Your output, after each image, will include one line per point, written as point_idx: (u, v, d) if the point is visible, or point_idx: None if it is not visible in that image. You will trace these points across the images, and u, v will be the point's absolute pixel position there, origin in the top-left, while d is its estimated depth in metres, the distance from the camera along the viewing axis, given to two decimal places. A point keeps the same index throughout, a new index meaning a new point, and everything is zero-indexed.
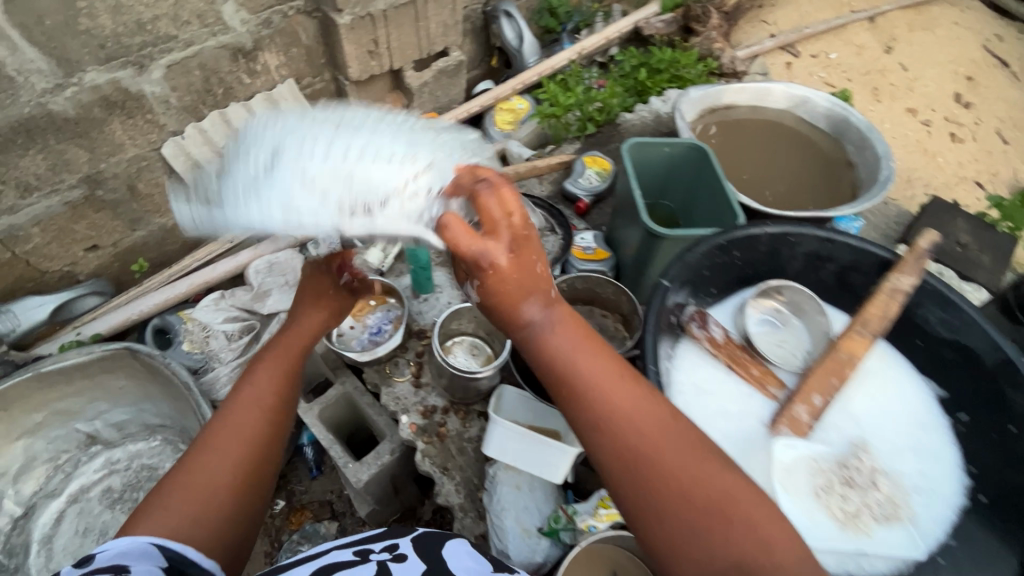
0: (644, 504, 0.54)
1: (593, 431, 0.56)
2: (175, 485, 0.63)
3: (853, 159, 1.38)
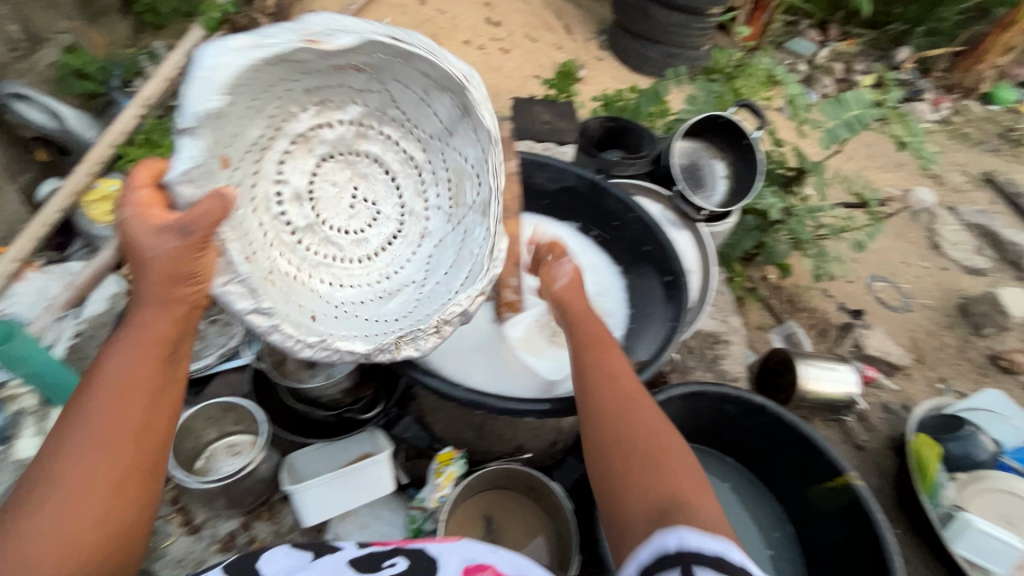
0: (605, 472, 0.73)
1: (598, 418, 0.78)
2: (72, 481, 0.60)
3: (745, 138, 1.33)
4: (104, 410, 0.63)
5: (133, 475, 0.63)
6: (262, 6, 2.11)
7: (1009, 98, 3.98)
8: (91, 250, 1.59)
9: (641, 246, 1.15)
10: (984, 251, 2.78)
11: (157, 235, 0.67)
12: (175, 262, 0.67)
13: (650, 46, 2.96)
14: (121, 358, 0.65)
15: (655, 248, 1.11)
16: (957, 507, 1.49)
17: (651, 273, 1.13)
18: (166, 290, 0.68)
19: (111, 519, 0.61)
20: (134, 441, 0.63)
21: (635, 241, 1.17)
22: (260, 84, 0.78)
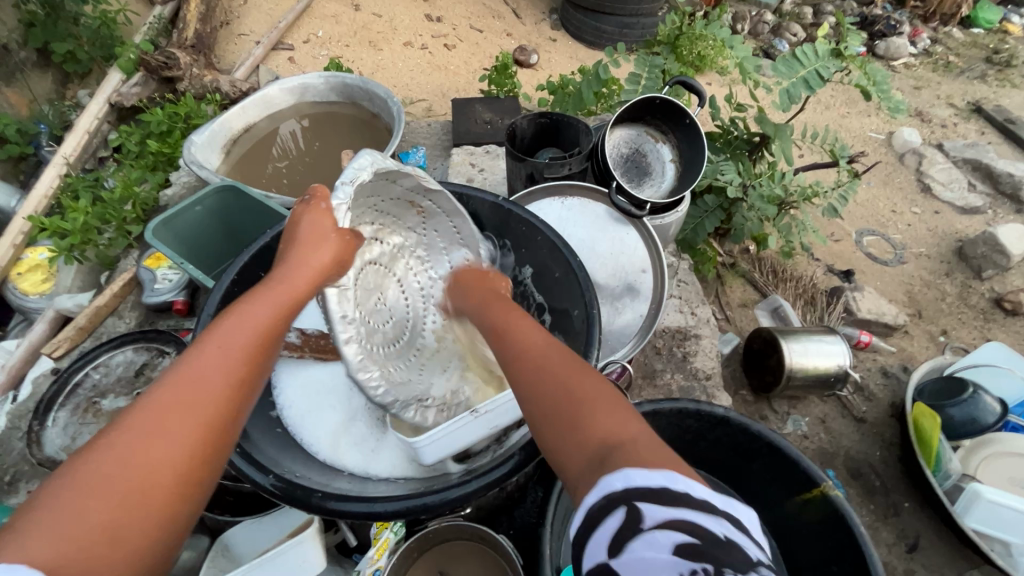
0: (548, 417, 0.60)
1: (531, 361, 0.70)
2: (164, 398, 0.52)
3: (686, 118, 1.21)
4: (229, 335, 0.59)
5: (233, 399, 0.55)
6: (181, 38, 2.02)
7: (991, 17, 3.78)
8: (29, 324, 1.51)
9: (545, 273, 0.95)
10: (978, 186, 2.65)
11: (327, 239, 0.75)
12: (326, 259, 0.74)
13: (603, 19, 2.81)
14: (266, 308, 0.64)
15: (564, 272, 0.91)
16: (965, 478, 1.39)
17: (558, 303, 0.93)
18: (310, 275, 0.71)
19: (202, 464, 0.51)
20: (245, 371, 0.57)
21: (539, 267, 0.97)
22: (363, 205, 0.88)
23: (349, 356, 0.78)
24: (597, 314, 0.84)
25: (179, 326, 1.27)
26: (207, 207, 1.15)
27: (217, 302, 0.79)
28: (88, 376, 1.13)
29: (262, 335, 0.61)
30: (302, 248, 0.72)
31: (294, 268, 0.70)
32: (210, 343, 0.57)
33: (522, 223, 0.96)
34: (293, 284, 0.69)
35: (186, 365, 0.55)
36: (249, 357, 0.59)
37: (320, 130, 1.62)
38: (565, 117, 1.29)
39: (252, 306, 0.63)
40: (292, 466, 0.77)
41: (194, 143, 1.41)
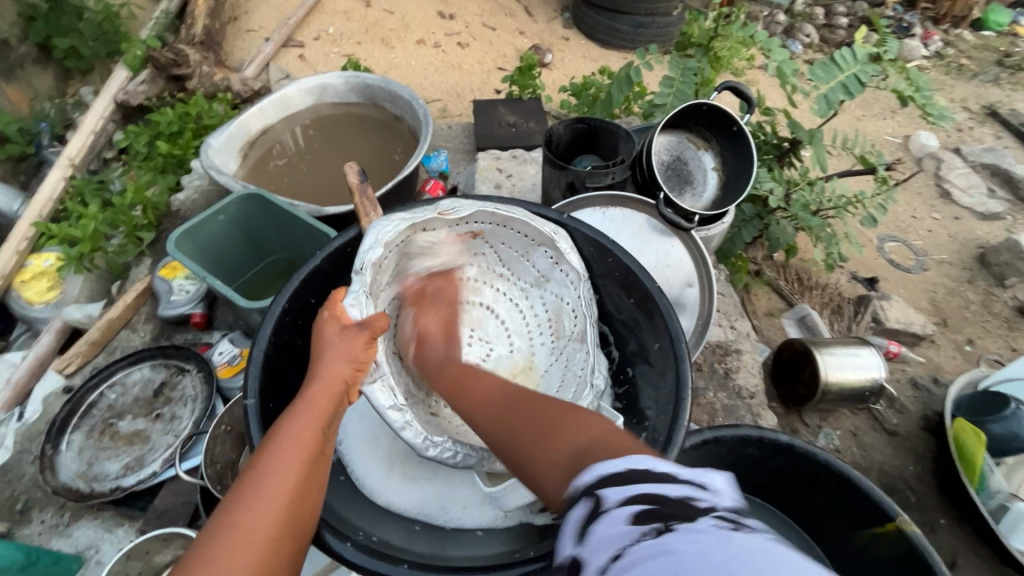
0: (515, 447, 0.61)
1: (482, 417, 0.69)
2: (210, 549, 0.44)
3: (734, 125, 1.16)
4: (271, 467, 0.50)
5: (286, 542, 0.48)
6: (190, 35, 1.94)
7: (1002, 20, 3.76)
8: (34, 335, 1.44)
9: (614, 298, 0.90)
10: (997, 192, 2.61)
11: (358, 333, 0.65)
12: (363, 356, 0.64)
13: (618, 18, 2.75)
14: (307, 427, 0.55)
15: (642, 299, 0.85)
16: (1012, 498, 1.36)
17: (636, 332, 0.88)
18: (348, 377, 0.62)
19: None
20: (295, 512, 0.49)
21: (607, 293, 0.91)
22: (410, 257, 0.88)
23: (410, 440, 0.71)
24: (687, 348, 0.79)
25: (196, 341, 1.20)
26: (229, 217, 1.07)
27: (270, 336, 0.72)
28: (103, 396, 1.06)
29: (308, 455, 0.53)
30: (336, 348, 0.62)
31: (327, 372, 0.61)
32: (254, 480, 0.49)
33: (590, 244, 0.90)
34: (329, 390, 0.59)
35: (231, 506, 0.47)
36: (297, 491, 0.50)
37: (339, 133, 1.56)
38: (603, 124, 1.23)
39: (290, 428, 0.54)
40: (359, 517, 0.72)
41: (211, 147, 1.35)
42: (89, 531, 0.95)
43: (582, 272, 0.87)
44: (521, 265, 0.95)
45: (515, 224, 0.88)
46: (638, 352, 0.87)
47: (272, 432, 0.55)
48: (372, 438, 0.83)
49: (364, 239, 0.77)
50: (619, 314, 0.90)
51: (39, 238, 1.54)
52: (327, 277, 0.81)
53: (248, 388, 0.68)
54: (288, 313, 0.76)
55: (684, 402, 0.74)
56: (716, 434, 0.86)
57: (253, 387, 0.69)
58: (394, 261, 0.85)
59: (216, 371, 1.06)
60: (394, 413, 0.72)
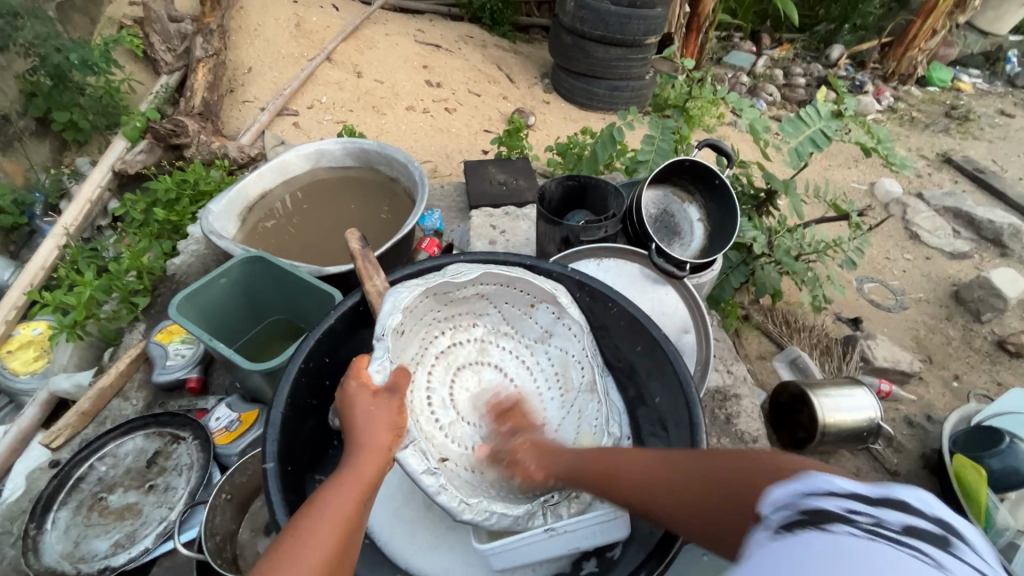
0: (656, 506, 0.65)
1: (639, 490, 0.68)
2: None
3: (717, 179, 1.24)
4: (311, 538, 0.50)
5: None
6: (189, 106, 2.02)
7: (944, 77, 4.09)
8: (17, 408, 1.39)
9: (622, 344, 0.93)
10: (962, 232, 2.76)
11: (383, 406, 0.66)
12: (396, 422, 0.66)
13: (594, 83, 2.94)
14: (346, 493, 0.56)
15: (648, 346, 0.88)
16: (1020, 534, 1.35)
17: (641, 380, 0.91)
18: (388, 443, 0.63)
19: None
20: None
21: (613, 343, 0.94)
22: (418, 315, 0.89)
23: (445, 504, 0.72)
24: (697, 395, 0.80)
25: (192, 406, 1.18)
26: (231, 279, 1.08)
27: (287, 397, 0.73)
28: (93, 469, 1.02)
29: (346, 527, 0.52)
30: (372, 416, 0.64)
31: (370, 442, 0.62)
32: (293, 548, 0.49)
33: (588, 292, 0.93)
34: (373, 459, 0.61)
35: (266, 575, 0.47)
36: (332, 565, 0.50)
37: (334, 194, 1.60)
38: (590, 179, 1.30)
39: (333, 493, 0.55)
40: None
41: (211, 214, 1.38)
42: None
43: (583, 325, 0.92)
44: (505, 306, 0.98)
45: (516, 283, 0.92)
46: (653, 400, 0.88)
47: (314, 495, 0.55)
48: (391, 493, 0.84)
49: (380, 307, 0.80)
50: (618, 362, 0.94)
51: (29, 307, 1.52)
52: (341, 334, 0.82)
53: (267, 452, 0.68)
54: (304, 373, 0.76)
55: (699, 452, 0.74)
56: None
57: (272, 450, 0.68)
58: (406, 323, 0.85)
59: (211, 439, 1.03)
60: (428, 479, 0.72)
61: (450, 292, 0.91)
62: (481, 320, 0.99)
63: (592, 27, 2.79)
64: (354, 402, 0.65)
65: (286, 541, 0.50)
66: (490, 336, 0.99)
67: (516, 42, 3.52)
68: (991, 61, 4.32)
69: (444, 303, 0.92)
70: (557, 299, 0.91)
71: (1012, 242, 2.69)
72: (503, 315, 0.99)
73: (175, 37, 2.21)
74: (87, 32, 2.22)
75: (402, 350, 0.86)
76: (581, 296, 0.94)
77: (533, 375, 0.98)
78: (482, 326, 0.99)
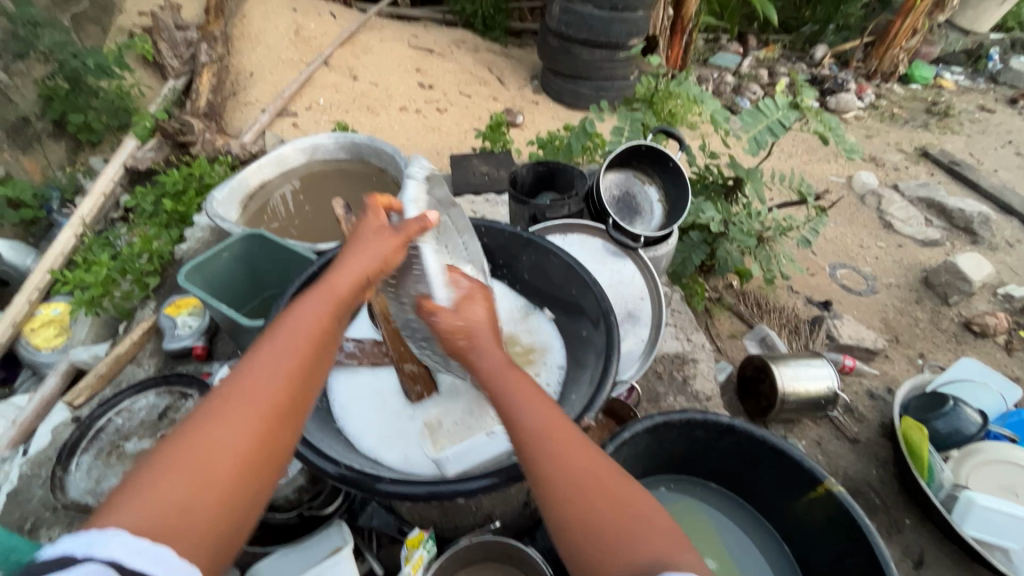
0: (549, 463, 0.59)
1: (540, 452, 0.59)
2: (232, 398, 0.54)
3: (672, 162, 1.37)
4: (287, 337, 0.58)
5: (295, 394, 0.57)
6: (194, 108, 2.17)
7: (926, 74, 4.21)
8: (39, 379, 1.53)
9: (564, 291, 1.05)
10: (934, 221, 2.87)
11: (371, 233, 0.68)
12: (385, 246, 0.67)
13: (580, 83, 3.08)
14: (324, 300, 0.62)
15: (581, 288, 1.01)
16: (959, 488, 1.46)
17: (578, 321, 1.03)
18: (374, 262, 0.66)
19: (262, 451, 0.53)
20: (301, 371, 0.57)
21: (554, 290, 1.07)
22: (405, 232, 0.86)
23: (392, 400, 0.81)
24: (617, 321, 0.92)
25: (198, 370, 1.31)
26: (232, 254, 1.22)
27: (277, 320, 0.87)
28: (111, 421, 1.15)
29: (319, 331, 0.60)
30: (358, 238, 0.67)
31: (355, 257, 0.66)
32: (270, 343, 0.58)
33: (534, 249, 1.07)
34: (355, 272, 0.65)
35: (244, 368, 0.56)
36: (309, 355, 0.58)
37: (329, 184, 1.74)
38: (558, 164, 1.43)
39: (312, 300, 0.62)
40: (357, 459, 0.83)
41: (215, 200, 1.52)
42: None
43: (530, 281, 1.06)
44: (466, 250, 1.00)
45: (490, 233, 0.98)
46: (587, 337, 0.99)
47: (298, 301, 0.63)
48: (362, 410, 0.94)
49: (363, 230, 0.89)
50: (561, 308, 1.07)
51: (49, 289, 1.66)
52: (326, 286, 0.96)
53: None
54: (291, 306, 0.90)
55: (608, 375, 0.85)
56: (666, 418, 0.98)
57: None
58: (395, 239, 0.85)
59: None
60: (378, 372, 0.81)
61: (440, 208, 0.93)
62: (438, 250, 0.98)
63: (577, 30, 2.93)
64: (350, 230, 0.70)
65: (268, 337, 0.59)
66: None
67: (508, 45, 3.67)
68: (973, 59, 4.43)
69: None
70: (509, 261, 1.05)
71: (983, 230, 2.80)
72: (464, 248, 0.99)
73: (182, 44, 2.37)
74: (100, 41, 2.37)
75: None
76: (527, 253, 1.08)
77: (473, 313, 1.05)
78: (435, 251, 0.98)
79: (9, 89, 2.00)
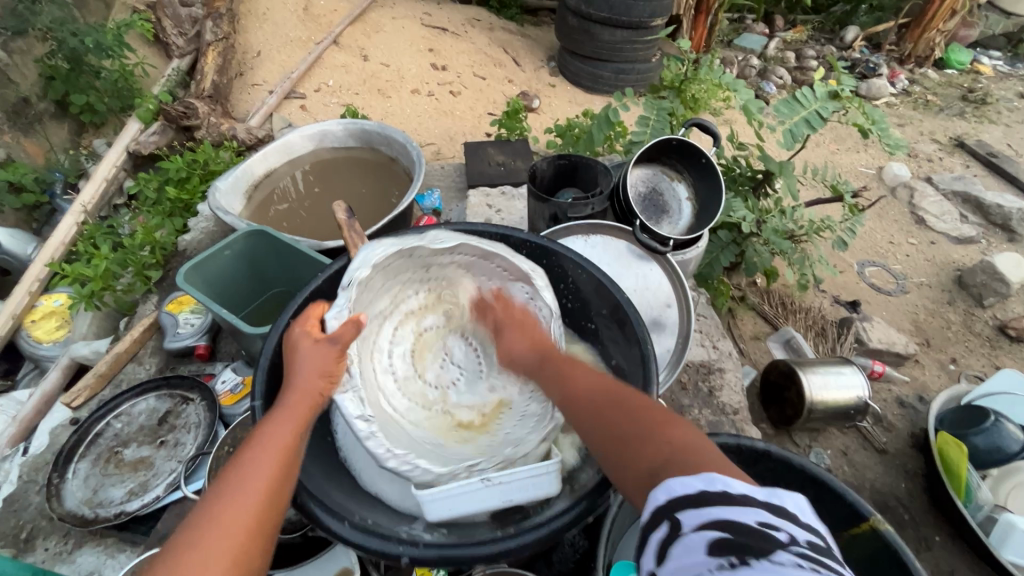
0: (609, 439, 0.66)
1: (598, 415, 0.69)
2: (204, 530, 0.52)
3: (704, 158, 1.27)
4: (255, 462, 0.59)
5: (269, 519, 0.56)
6: (199, 89, 2.08)
7: (963, 59, 4.00)
8: (41, 373, 1.49)
9: (593, 311, 0.97)
10: (969, 217, 2.73)
11: (319, 350, 0.71)
12: (333, 368, 0.72)
13: (600, 66, 2.95)
14: (284, 429, 0.63)
15: (613, 309, 0.92)
16: (998, 508, 1.38)
17: (608, 346, 0.95)
18: (321, 386, 0.70)
19: None
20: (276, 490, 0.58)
21: (581, 305, 0.99)
22: (394, 273, 0.93)
23: (373, 450, 0.74)
24: (653, 350, 0.84)
25: (200, 371, 1.25)
26: (234, 252, 1.15)
27: (275, 344, 0.80)
28: (109, 426, 1.10)
29: (284, 456, 0.61)
30: (307, 360, 0.70)
31: (304, 383, 0.69)
32: (235, 470, 0.58)
33: (562, 263, 0.98)
34: (306, 397, 0.68)
35: (212, 498, 0.55)
36: (280, 475, 0.59)
37: (337, 174, 1.66)
38: (580, 158, 1.34)
39: (270, 428, 0.63)
40: (358, 508, 0.76)
41: (217, 191, 1.44)
42: (93, 557, 0.98)
43: (554, 308, 0.89)
44: (491, 294, 0.99)
45: (497, 260, 0.91)
46: (619, 365, 0.91)
47: (255, 432, 0.64)
48: None
49: (356, 260, 0.83)
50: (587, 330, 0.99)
51: (50, 279, 1.61)
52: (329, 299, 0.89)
53: (255, 393, 0.76)
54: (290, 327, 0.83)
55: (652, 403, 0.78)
56: None
57: (259, 392, 0.76)
58: (378, 278, 0.89)
59: (217, 400, 1.10)
60: (361, 424, 0.75)
61: (426, 257, 0.93)
62: (456, 289, 1.02)
63: (598, 9, 2.79)
64: (289, 351, 0.72)
65: (235, 464, 0.59)
66: (458, 304, 1.03)
67: (523, 23, 3.52)
68: (1013, 43, 4.20)
69: (420, 266, 0.96)
70: (532, 281, 0.90)
71: (1022, 227, 2.66)
72: (480, 287, 1.00)
73: (187, 22, 2.28)
74: (103, 18, 2.29)
75: (365, 296, 0.86)
76: (552, 266, 0.99)
77: (494, 352, 1.02)
78: (454, 292, 1.02)
79: (8, 68, 1.93)
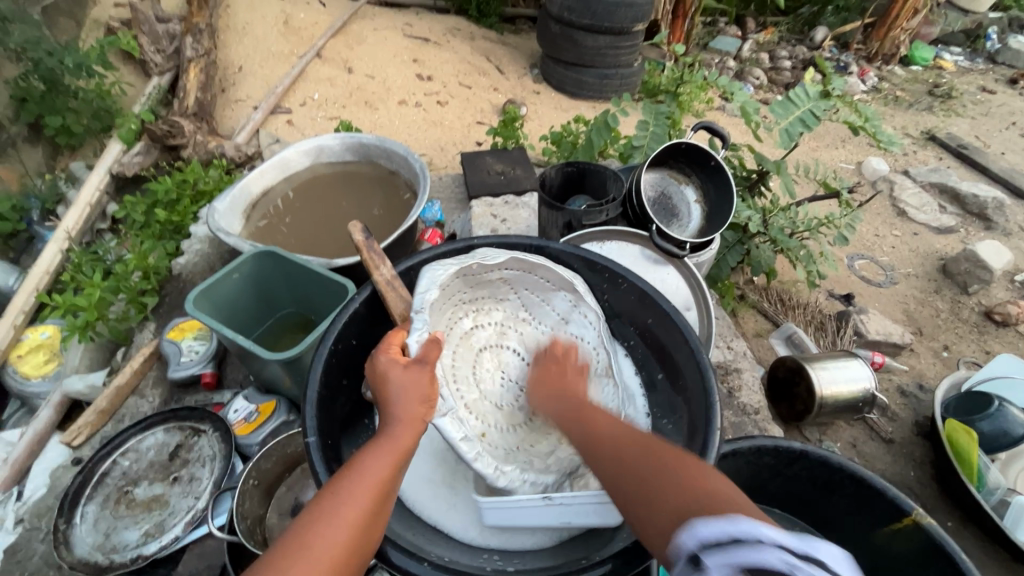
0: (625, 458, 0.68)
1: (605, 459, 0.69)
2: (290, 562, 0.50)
3: (713, 161, 1.28)
4: (345, 497, 0.56)
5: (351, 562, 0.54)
6: (182, 107, 2.02)
7: (926, 56, 4.15)
8: (30, 411, 1.41)
9: (637, 319, 0.96)
10: (947, 207, 2.82)
11: (416, 380, 0.68)
12: (430, 394, 0.68)
13: (584, 72, 2.96)
14: (379, 466, 0.60)
15: (661, 319, 0.92)
16: (1009, 492, 1.43)
17: (659, 355, 0.94)
18: (421, 415, 0.66)
19: None
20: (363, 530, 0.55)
21: (626, 315, 0.98)
22: (448, 300, 0.92)
23: (481, 470, 0.76)
24: (705, 352, 0.84)
25: (207, 400, 1.20)
26: (244, 274, 1.10)
27: (320, 378, 0.76)
28: (117, 464, 1.04)
29: (376, 497, 0.58)
30: (407, 391, 0.66)
31: (404, 413, 0.65)
32: (327, 502, 0.56)
33: (604, 275, 0.97)
34: (408, 429, 0.64)
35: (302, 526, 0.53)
36: (369, 516, 0.56)
37: (335, 188, 1.62)
38: (587, 165, 1.32)
39: (368, 461, 0.60)
40: (419, 538, 0.77)
41: (215, 211, 1.39)
42: None
43: (599, 311, 0.95)
44: (539, 304, 1.01)
45: (541, 272, 0.95)
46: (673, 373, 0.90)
47: (351, 459, 0.61)
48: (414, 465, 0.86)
49: (419, 283, 0.84)
50: (630, 340, 0.98)
51: (36, 311, 1.53)
52: (362, 321, 0.85)
53: (307, 428, 0.71)
54: (333, 355, 0.80)
55: (714, 410, 0.77)
56: (735, 447, 0.92)
57: (312, 426, 0.72)
58: (439, 304, 0.89)
59: (230, 431, 1.06)
60: (464, 444, 0.75)
61: (477, 275, 0.94)
62: (502, 305, 1.01)
63: (580, 15, 2.81)
64: (385, 375, 0.68)
65: (327, 494, 0.57)
66: (508, 321, 1.01)
67: (503, 32, 3.52)
68: (972, 39, 4.38)
69: (469, 286, 0.95)
70: (576, 287, 0.95)
71: (996, 215, 2.76)
72: (527, 299, 1.01)
73: (164, 38, 2.20)
74: (75, 36, 2.20)
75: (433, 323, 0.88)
76: (593, 274, 0.98)
77: None
78: (499, 309, 1.01)
79: None
